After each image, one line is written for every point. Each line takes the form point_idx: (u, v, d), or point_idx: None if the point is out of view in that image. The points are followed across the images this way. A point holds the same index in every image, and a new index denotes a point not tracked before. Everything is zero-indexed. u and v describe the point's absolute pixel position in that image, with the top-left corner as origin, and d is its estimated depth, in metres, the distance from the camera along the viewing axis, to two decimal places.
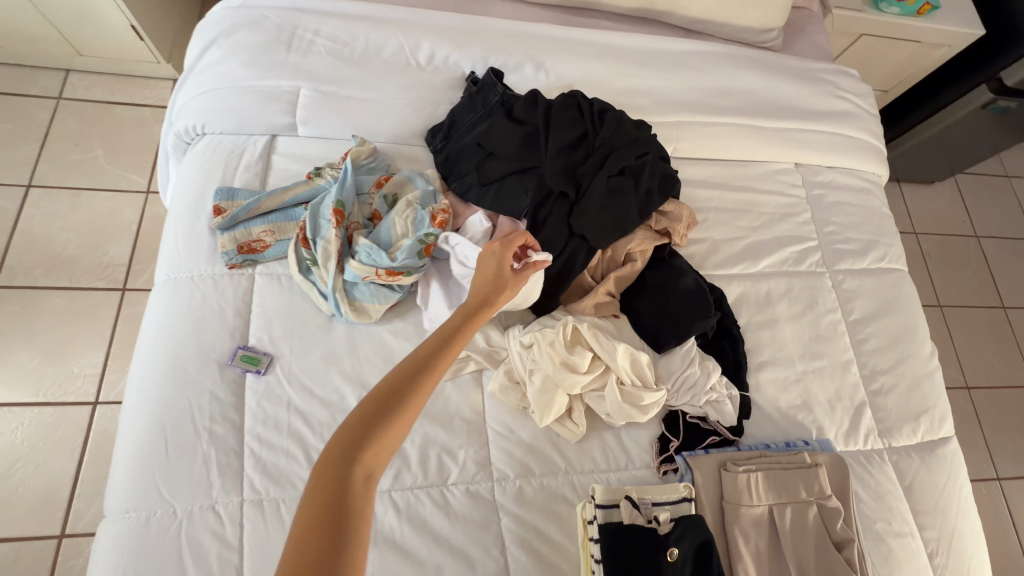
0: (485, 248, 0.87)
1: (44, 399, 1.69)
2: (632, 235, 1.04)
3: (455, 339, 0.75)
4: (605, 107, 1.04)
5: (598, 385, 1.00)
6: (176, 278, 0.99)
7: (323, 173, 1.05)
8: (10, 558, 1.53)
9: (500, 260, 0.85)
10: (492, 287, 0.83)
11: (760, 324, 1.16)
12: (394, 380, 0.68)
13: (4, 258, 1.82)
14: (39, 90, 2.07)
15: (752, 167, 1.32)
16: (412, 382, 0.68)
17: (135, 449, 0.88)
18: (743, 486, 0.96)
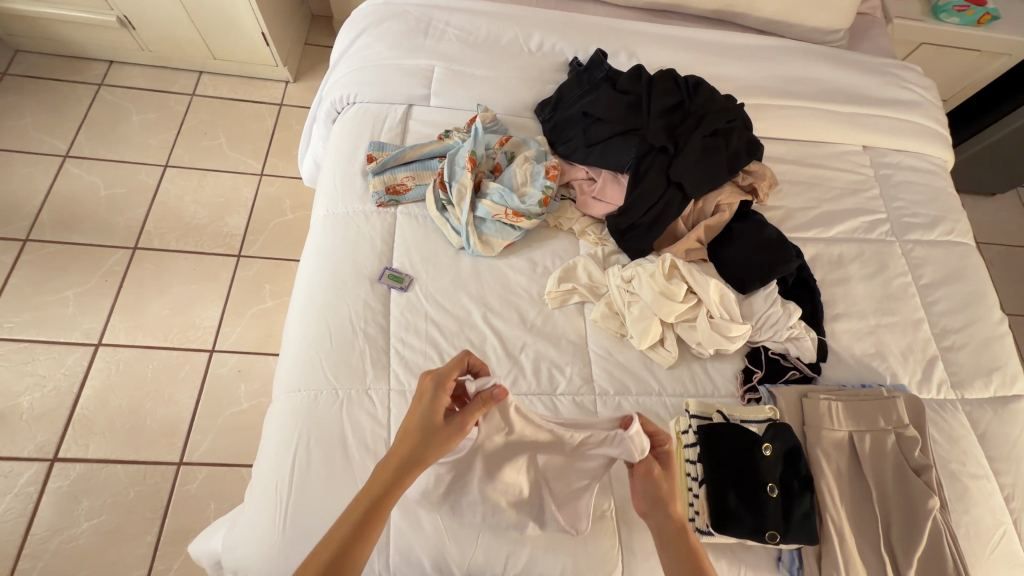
0: (420, 388, 0.85)
1: (171, 344, 1.94)
2: (721, 189, 1.20)
3: (406, 474, 0.81)
4: (699, 82, 1.25)
5: (690, 316, 1.13)
6: (334, 213, 1.20)
7: (453, 135, 1.26)
8: (138, 477, 1.75)
9: (432, 404, 0.83)
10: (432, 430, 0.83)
11: (834, 281, 1.27)
12: (319, 560, 0.74)
13: (144, 224, 2.12)
14: (177, 88, 2.41)
15: (823, 147, 1.45)
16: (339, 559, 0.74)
17: (304, 342, 1.06)
18: (825, 412, 1.05)
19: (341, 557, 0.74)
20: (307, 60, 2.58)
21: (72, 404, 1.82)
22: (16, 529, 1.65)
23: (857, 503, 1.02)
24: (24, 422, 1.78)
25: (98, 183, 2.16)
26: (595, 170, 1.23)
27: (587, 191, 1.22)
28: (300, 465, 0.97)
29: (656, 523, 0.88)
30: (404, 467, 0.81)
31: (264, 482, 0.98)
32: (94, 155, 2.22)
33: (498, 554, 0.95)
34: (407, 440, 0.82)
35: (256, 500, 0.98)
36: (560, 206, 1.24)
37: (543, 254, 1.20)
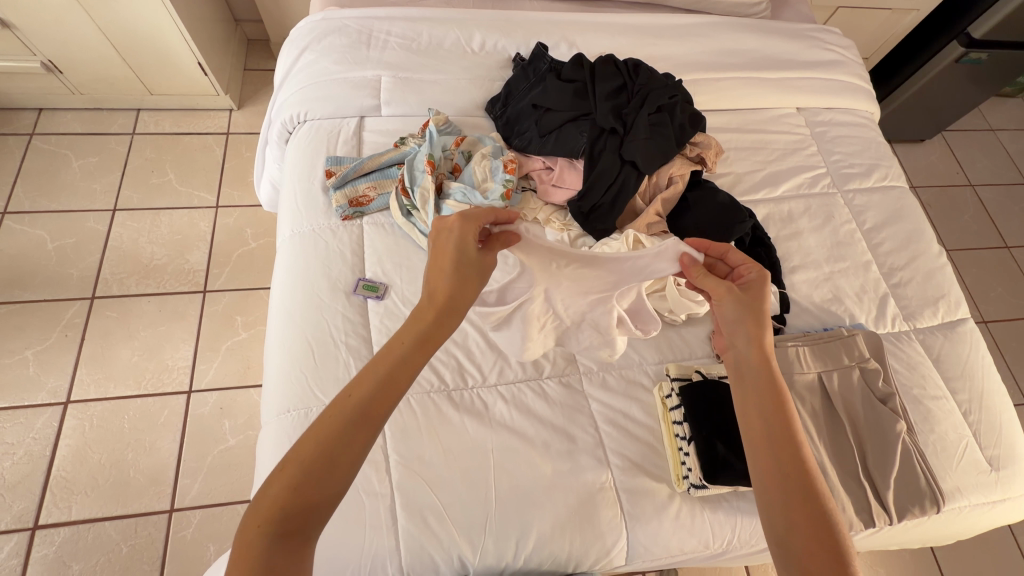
0: (445, 221, 0.78)
1: (146, 391, 1.88)
2: (672, 162, 1.24)
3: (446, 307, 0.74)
4: (638, 62, 1.30)
5: (660, 287, 1.18)
6: (300, 231, 1.19)
7: (409, 141, 1.27)
8: (128, 530, 1.70)
9: (463, 235, 0.76)
10: (466, 264, 0.76)
11: (787, 236, 1.35)
12: (355, 394, 0.67)
13: (100, 272, 2.05)
14: (117, 128, 2.34)
15: (761, 113, 1.54)
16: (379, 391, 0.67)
17: (288, 362, 1.06)
18: (794, 357, 1.12)
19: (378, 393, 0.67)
20: (249, 86, 2.53)
21: (47, 467, 1.74)
22: None
23: (834, 436, 1.09)
24: None
25: (45, 236, 2.08)
26: (552, 159, 1.27)
27: (546, 180, 1.27)
28: None
29: (737, 355, 0.85)
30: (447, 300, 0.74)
31: None
32: (36, 207, 2.13)
33: (508, 541, 0.97)
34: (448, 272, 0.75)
35: None
36: (522, 197, 1.27)
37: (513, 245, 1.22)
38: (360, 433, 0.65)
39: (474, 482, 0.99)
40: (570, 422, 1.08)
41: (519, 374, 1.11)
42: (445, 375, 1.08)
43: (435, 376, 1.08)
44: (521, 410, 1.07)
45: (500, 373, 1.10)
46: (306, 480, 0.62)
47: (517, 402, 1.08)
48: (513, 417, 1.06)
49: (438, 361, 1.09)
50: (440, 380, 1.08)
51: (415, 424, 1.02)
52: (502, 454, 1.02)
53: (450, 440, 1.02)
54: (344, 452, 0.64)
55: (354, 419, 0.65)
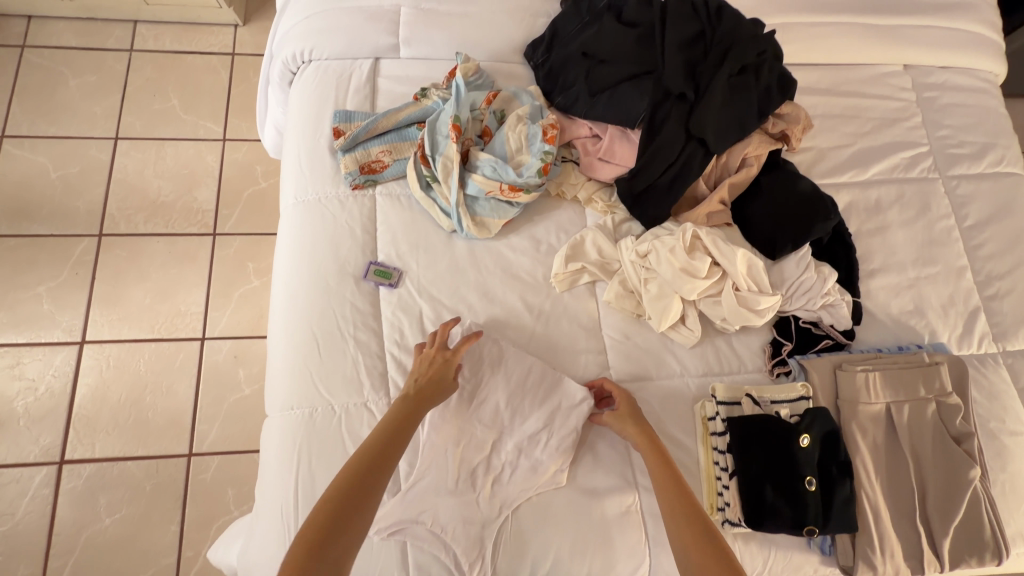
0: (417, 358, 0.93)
1: (160, 335, 1.84)
2: (748, 138, 1.02)
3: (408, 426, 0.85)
4: (722, 5, 1.04)
5: (714, 291, 1.02)
6: (304, 200, 1.04)
7: (430, 94, 1.07)
8: (151, 470, 1.74)
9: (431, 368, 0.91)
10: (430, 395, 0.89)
11: (871, 231, 1.14)
12: (352, 467, 0.80)
13: (107, 206, 1.94)
14: (113, 42, 2.11)
15: (859, 70, 1.26)
16: (369, 468, 0.80)
17: (291, 354, 0.96)
18: (861, 385, 0.98)
19: (377, 453, 0.81)
20: None
21: (69, 405, 1.76)
22: (41, 529, 1.66)
23: (893, 476, 0.97)
24: (26, 426, 1.73)
25: (47, 164, 1.96)
26: (600, 125, 1.06)
27: (591, 151, 1.06)
28: (304, 488, 0.91)
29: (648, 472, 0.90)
30: (414, 408, 0.87)
31: (270, 506, 0.93)
32: (35, 130, 1.98)
33: (522, 564, 0.90)
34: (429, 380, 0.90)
35: (264, 524, 0.94)
36: (561, 170, 1.07)
37: (546, 230, 1.06)
38: (365, 486, 0.78)
39: (487, 500, 0.92)
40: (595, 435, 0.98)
41: (547, 380, 0.98)
42: (461, 380, 0.96)
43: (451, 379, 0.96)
44: (545, 422, 0.96)
45: (524, 380, 0.97)
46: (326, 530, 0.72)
47: (539, 416, 0.96)
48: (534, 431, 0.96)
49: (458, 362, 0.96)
50: (457, 385, 0.96)
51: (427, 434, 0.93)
52: (519, 471, 0.94)
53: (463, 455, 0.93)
54: (352, 511, 0.75)
55: (363, 480, 0.79)
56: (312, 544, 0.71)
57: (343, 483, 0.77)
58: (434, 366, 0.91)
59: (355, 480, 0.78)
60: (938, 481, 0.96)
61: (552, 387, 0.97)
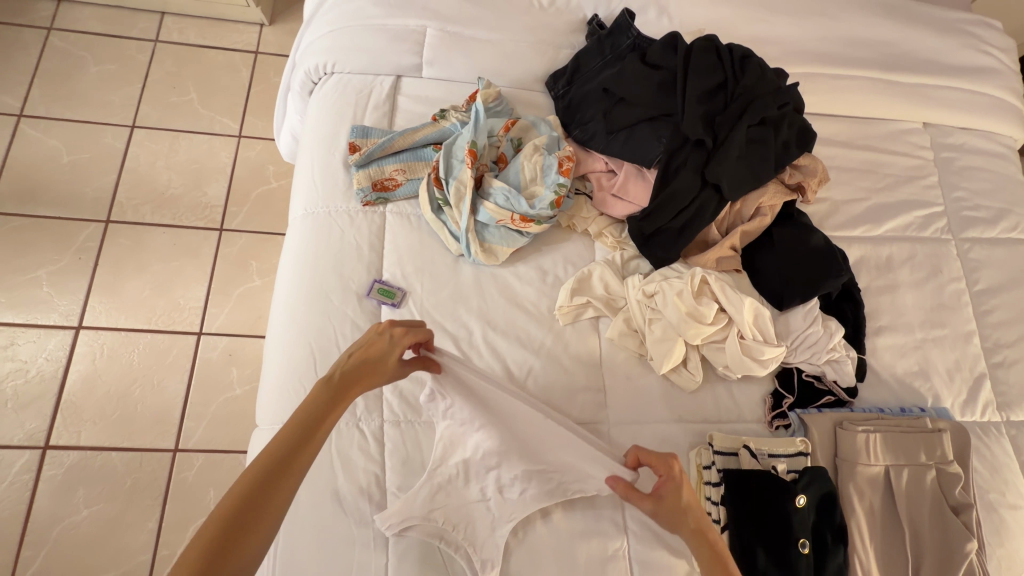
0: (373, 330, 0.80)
1: (156, 327, 1.83)
2: (764, 188, 1.02)
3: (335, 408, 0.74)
4: (747, 54, 1.04)
5: (719, 337, 1.00)
6: (314, 212, 1.04)
7: (449, 116, 1.07)
8: (134, 464, 1.71)
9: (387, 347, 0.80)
10: (372, 373, 0.78)
11: (880, 289, 1.13)
12: (263, 460, 0.67)
13: (115, 194, 1.94)
14: (138, 32, 2.13)
15: (878, 125, 1.27)
16: (298, 443, 0.70)
17: (285, 369, 0.95)
18: (861, 445, 0.96)
19: (305, 430, 0.71)
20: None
21: (57, 392, 1.75)
22: (16, 516, 1.63)
23: (887, 542, 0.95)
24: (12, 410, 1.71)
25: (60, 148, 1.96)
26: (616, 161, 1.06)
27: (606, 186, 1.06)
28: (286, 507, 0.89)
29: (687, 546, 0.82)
30: (347, 391, 0.76)
31: None
32: (52, 114, 1.99)
33: None
34: (364, 359, 0.78)
35: None
36: (574, 203, 1.07)
37: (554, 261, 1.06)
38: (280, 481, 0.67)
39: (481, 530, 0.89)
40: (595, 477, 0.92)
41: (539, 433, 0.88)
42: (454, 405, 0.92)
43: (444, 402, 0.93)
44: (546, 458, 0.93)
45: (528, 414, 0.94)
46: (242, 519, 0.62)
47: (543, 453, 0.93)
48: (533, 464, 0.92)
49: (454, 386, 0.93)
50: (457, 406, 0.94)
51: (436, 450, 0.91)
52: (516, 507, 0.90)
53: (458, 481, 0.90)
54: (266, 503, 0.65)
55: (275, 471, 0.67)
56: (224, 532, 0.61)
57: (251, 480, 0.65)
58: (381, 346, 0.79)
59: (276, 464, 0.67)
60: (933, 551, 0.94)
61: (543, 439, 0.90)
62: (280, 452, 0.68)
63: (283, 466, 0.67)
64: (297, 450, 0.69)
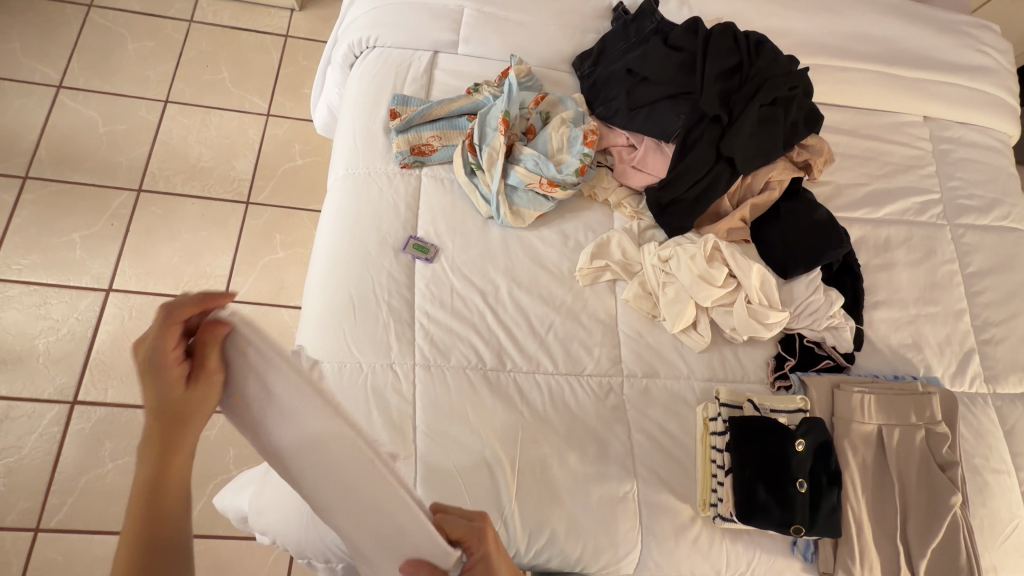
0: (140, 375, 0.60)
1: (182, 293, 1.91)
2: (773, 164, 1.10)
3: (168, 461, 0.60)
4: (762, 40, 1.12)
5: (727, 301, 1.08)
6: (354, 172, 1.12)
7: (482, 89, 1.15)
8: None
9: (161, 374, 0.59)
10: (174, 413, 0.60)
11: (878, 266, 1.21)
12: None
13: (148, 164, 2.02)
14: (174, 12, 2.22)
15: (881, 116, 1.35)
16: (150, 535, 0.58)
17: (326, 313, 1.03)
18: (856, 404, 1.03)
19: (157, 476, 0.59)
20: None
21: (86, 351, 1.82)
22: (44, 466, 1.70)
23: (877, 494, 1.02)
24: (44, 364, 1.79)
25: (96, 118, 2.04)
26: (637, 136, 1.14)
27: (626, 159, 1.14)
28: None
29: None
30: (166, 451, 0.60)
31: None
32: (90, 87, 2.07)
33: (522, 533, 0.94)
34: (189, 364, 0.60)
35: None
36: (596, 174, 1.15)
37: (576, 227, 1.13)
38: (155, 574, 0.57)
39: (492, 468, 0.96)
40: (604, 417, 1.03)
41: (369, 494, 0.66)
42: (478, 344, 1.03)
43: (471, 343, 1.03)
44: (555, 400, 1.02)
45: (540, 359, 1.04)
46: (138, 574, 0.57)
47: (550, 391, 1.02)
48: (546, 406, 1.02)
49: (478, 329, 1.04)
50: (474, 350, 1.03)
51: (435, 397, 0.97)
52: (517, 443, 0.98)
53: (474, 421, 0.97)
54: None
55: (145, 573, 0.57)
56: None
57: None
58: (167, 375, 0.59)
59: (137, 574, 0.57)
60: (920, 503, 1.01)
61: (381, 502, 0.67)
62: (141, 506, 0.58)
63: (152, 520, 0.58)
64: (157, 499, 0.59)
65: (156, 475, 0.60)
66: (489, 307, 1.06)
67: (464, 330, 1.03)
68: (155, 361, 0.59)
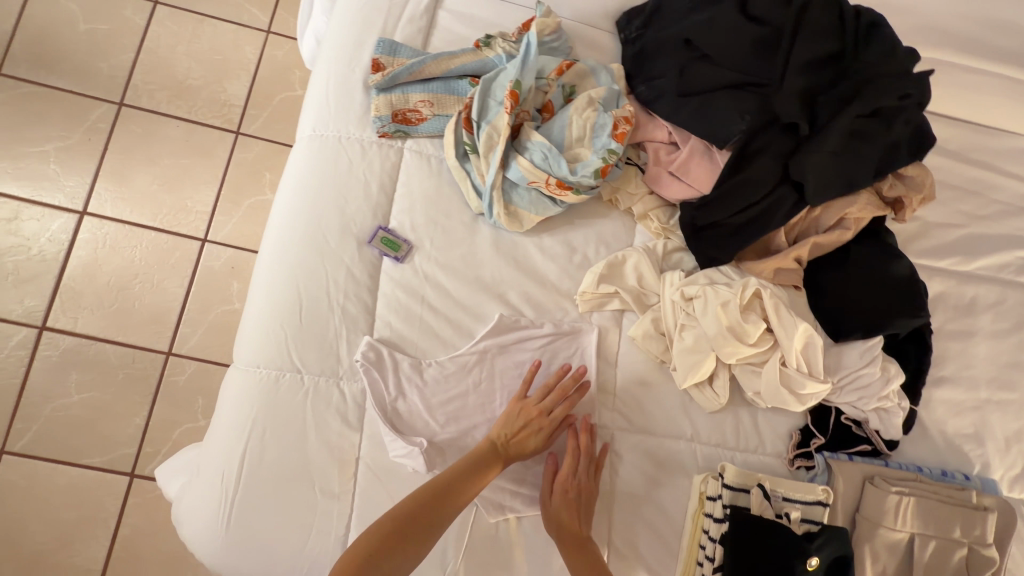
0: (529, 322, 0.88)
1: (161, 226, 1.53)
2: (853, 196, 0.84)
3: (482, 476, 0.77)
4: (877, 23, 0.83)
5: (757, 359, 0.87)
6: (322, 135, 0.90)
7: (494, 45, 0.90)
8: (125, 362, 1.45)
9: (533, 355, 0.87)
10: (519, 440, 0.82)
11: (953, 333, 0.97)
12: (402, 510, 0.73)
13: (131, 74, 1.62)
14: None
15: (1000, 139, 1.05)
16: (441, 498, 0.74)
17: (270, 307, 0.86)
18: (891, 508, 0.85)
19: (444, 499, 0.74)
20: None
21: (56, 276, 1.46)
22: (5, 400, 1.39)
23: None
24: (7, 286, 1.44)
25: (76, 11, 1.64)
26: (682, 133, 0.89)
27: (663, 161, 0.90)
28: (252, 457, 0.82)
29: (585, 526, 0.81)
30: (493, 463, 0.79)
31: (212, 465, 0.84)
32: None
33: None
34: (521, 441, 0.81)
35: (201, 478, 0.85)
36: (622, 173, 0.91)
37: (586, 238, 0.92)
38: (419, 532, 0.72)
39: (483, 523, 0.83)
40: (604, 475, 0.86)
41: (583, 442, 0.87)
42: (479, 377, 0.86)
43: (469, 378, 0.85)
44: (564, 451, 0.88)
45: None
46: (385, 546, 0.70)
47: (551, 445, 0.88)
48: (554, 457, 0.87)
49: (482, 361, 0.86)
50: (470, 383, 0.85)
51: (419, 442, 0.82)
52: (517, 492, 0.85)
53: None
54: (410, 545, 0.71)
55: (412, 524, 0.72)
56: (366, 559, 0.68)
57: (390, 522, 0.72)
58: (529, 426, 0.82)
59: (415, 515, 0.73)
60: None
61: None
62: (422, 500, 0.74)
63: (417, 518, 0.73)
64: (433, 510, 0.73)
65: (485, 459, 0.79)
66: (495, 333, 0.86)
67: (468, 360, 0.86)
68: (521, 413, 0.83)
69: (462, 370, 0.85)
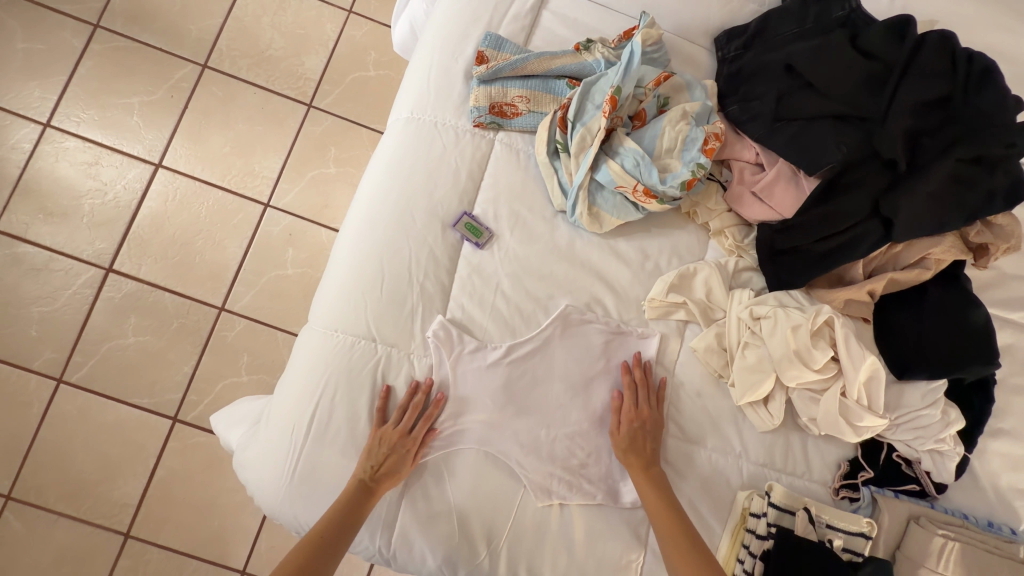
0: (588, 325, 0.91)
1: (229, 187, 1.59)
2: (938, 237, 0.85)
3: (359, 512, 0.81)
4: (990, 68, 0.83)
5: (818, 386, 0.88)
6: (419, 118, 0.93)
7: (595, 49, 0.93)
8: (181, 312, 1.51)
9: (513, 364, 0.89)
10: (388, 470, 0.83)
11: (1019, 387, 0.96)
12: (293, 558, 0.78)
13: (217, 39, 1.67)
14: None
15: None
16: (324, 545, 0.79)
17: (352, 276, 0.90)
18: (935, 551, 0.85)
19: (325, 547, 0.79)
20: None
21: (128, 222, 1.54)
22: (68, 332, 1.47)
23: None
24: (83, 227, 1.52)
25: None
26: (770, 156, 0.91)
27: (746, 181, 0.92)
28: (321, 416, 0.87)
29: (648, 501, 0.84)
30: (365, 502, 0.82)
31: (280, 419, 0.89)
32: None
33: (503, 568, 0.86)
34: (388, 470, 0.82)
35: (268, 430, 0.90)
36: (704, 189, 0.93)
37: (660, 247, 0.94)
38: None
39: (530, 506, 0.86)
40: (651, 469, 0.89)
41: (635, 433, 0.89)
42: (538, 363, 0.89)
43: (529, 364, 0.89)
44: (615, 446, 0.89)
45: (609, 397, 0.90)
46: None
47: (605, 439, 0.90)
48: (604, 452, 0.89)
49: (544, 349, 0.89)
50: (531, 368, 0.89)
51: (469, 427, 0.87)
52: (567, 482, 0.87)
53: (521, 453, 0.86)
54: None
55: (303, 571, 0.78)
56: None
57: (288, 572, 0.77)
58: (394, 453, 0.83)
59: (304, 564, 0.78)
60: None
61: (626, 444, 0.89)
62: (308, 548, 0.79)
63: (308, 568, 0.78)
64: (321, 561, 0.78)
65: (358, 500, 0.82)
66: (562, 324, 0.89)
67: (529, 348, 0.88)
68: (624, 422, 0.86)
69: (525, 357, 0.88)
